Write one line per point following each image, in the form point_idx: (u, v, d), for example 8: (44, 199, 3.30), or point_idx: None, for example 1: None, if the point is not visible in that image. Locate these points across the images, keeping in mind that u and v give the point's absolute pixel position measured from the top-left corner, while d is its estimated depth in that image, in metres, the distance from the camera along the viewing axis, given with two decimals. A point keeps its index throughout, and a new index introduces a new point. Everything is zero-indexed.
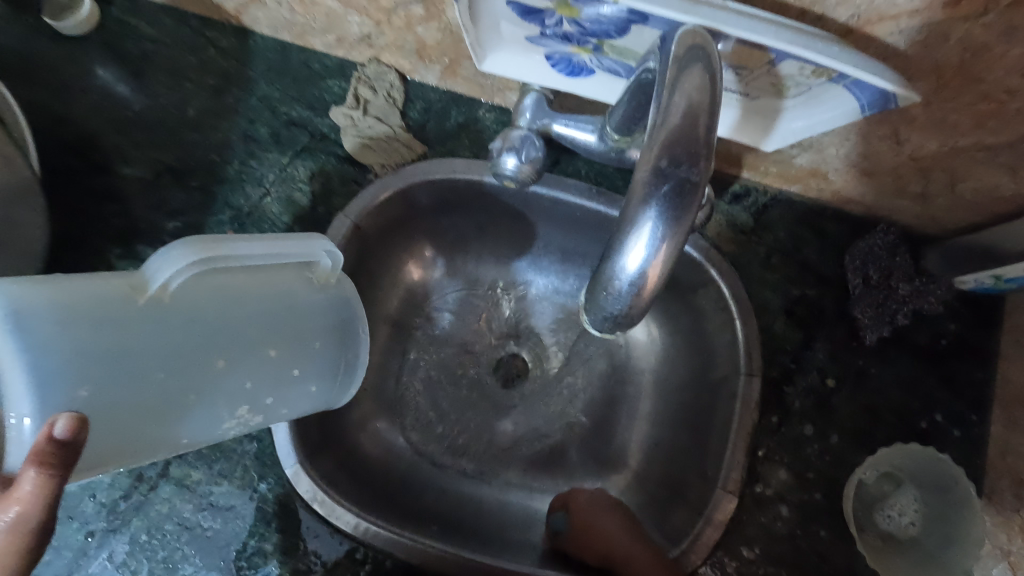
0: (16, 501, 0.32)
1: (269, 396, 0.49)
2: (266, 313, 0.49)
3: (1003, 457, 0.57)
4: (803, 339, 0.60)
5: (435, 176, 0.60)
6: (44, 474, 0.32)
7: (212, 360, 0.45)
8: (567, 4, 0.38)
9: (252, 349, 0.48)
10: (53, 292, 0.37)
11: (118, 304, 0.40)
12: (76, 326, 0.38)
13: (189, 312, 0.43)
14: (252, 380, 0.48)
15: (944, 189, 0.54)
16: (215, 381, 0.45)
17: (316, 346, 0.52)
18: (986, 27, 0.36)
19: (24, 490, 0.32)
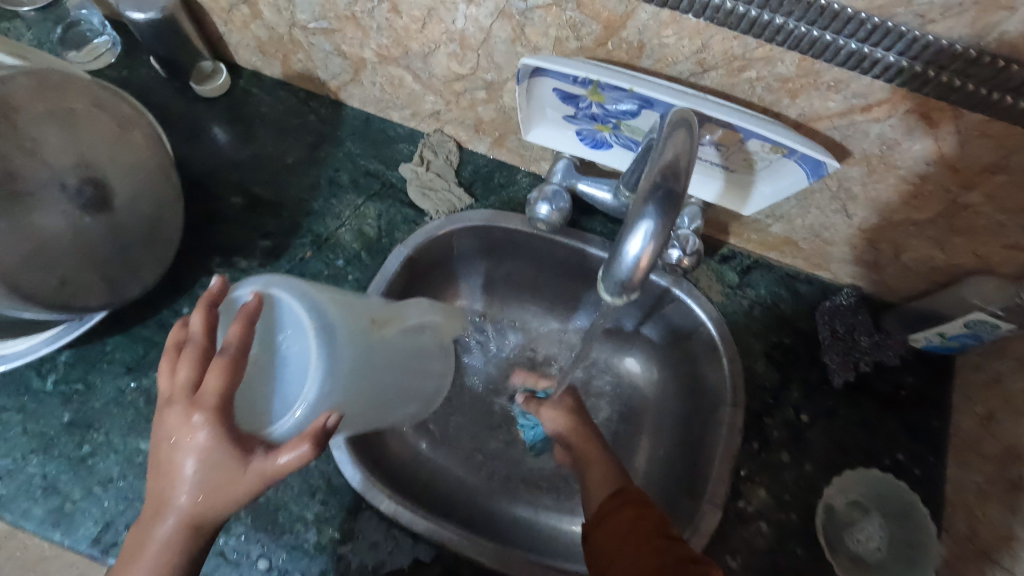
0: (283, 459, 0.40)
1: (398, 413, 0.60)
2: (426, 356, 0.60)
3: (958, 495, 0.64)
4: (781, 379, 0.71)
5: (476, 224, 0.73)
6: (308, 453, 0.40)
7: (394, 384, 0.55)
8: (597, 92, 0.53)
9: (412, 381, 0.59)
10: (340, 311, 0.48)
11: (368, 330, 0.50)
12: (351, 336, 0.47)
13: (397, 344, 0.54)
14: (400, 405, 0.59)
15: (891, 258, 0.67)
16: (389, 399, 0.55)
17: (428, 393, 0.64)
18: (894, 129, 0.50)
19: (291, 457, 0.40)
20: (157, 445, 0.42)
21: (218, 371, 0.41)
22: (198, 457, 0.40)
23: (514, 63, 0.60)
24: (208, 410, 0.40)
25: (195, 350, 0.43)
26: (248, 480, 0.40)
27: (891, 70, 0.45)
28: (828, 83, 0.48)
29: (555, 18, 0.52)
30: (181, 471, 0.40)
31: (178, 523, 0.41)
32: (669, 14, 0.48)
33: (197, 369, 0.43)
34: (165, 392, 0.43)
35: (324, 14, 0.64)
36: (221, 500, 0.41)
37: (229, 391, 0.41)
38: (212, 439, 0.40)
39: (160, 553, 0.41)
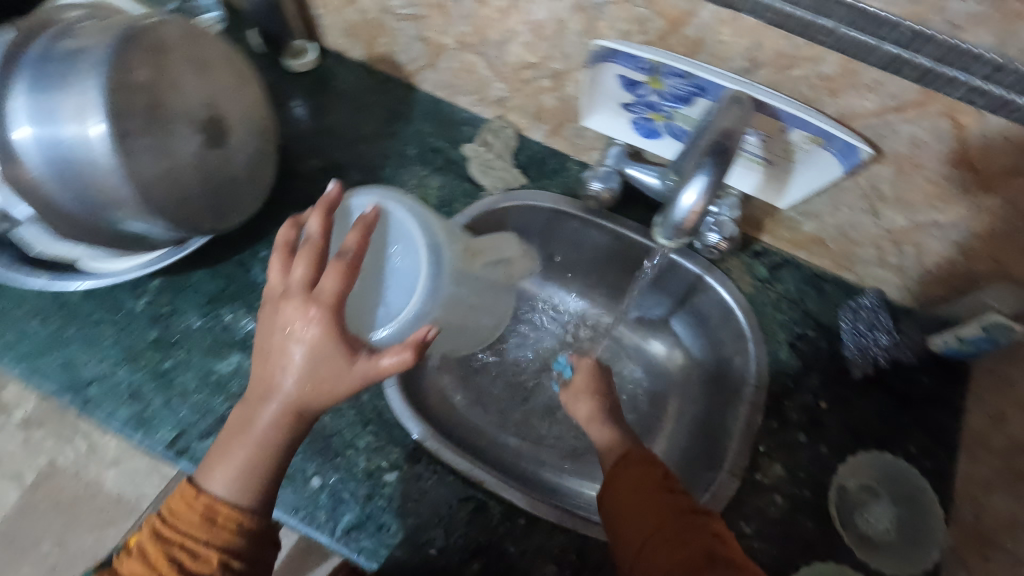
0: (385, 362, 0.49)
1: (465, 339, 0.73)
2: (495, 293, 0.72)
3: (965, 487, 0.67)
4: (802, 368, 0.75)
5: (528, 203, 0.80)
6: (404, 359, 0.49)
7: (469, 309, 0.68)
8: (655, 78, 0.60)
9: (480, 312, 0.71)
10: (442, 239, 0.61)
11: (459, 259, 0.64)
12: (445, 265, 0.61)
13: (478, 276, 0.67)
14: (468, 330, 0.72)
15: (914, 261, 0.71)
16: (462, 322, 0.69)
17: (485, 329, 0.75)
18: (922, 129, 0.56)
19: (393, 360, 0.49)
20: (270, 331, 0.51)
21: (335, 276, 0.50)
22: (308, 349, 0.49)
23: (581, 54, 0.67)
24: (325, 307, 0.49)
25: (313, 253, 0.53)
26: (351, 376, 0.49)
27: (926, 73, 0.51)
28: (866, 84, 0.54)
29: (625, 13, 0.60)
30: (289, 357, 0.49)
31: (282, 408, 0.50)
32: (729, 14, 0.55)
33: (312, 269, 0.52)
34: (282, 285, 0.52)
35: (414, 2, 0.72)
36: (322, 390, 0.49)
37: (343, 292, 0.50)
38: (324, 335, 0.49)
39: (263, 432, 0.51)
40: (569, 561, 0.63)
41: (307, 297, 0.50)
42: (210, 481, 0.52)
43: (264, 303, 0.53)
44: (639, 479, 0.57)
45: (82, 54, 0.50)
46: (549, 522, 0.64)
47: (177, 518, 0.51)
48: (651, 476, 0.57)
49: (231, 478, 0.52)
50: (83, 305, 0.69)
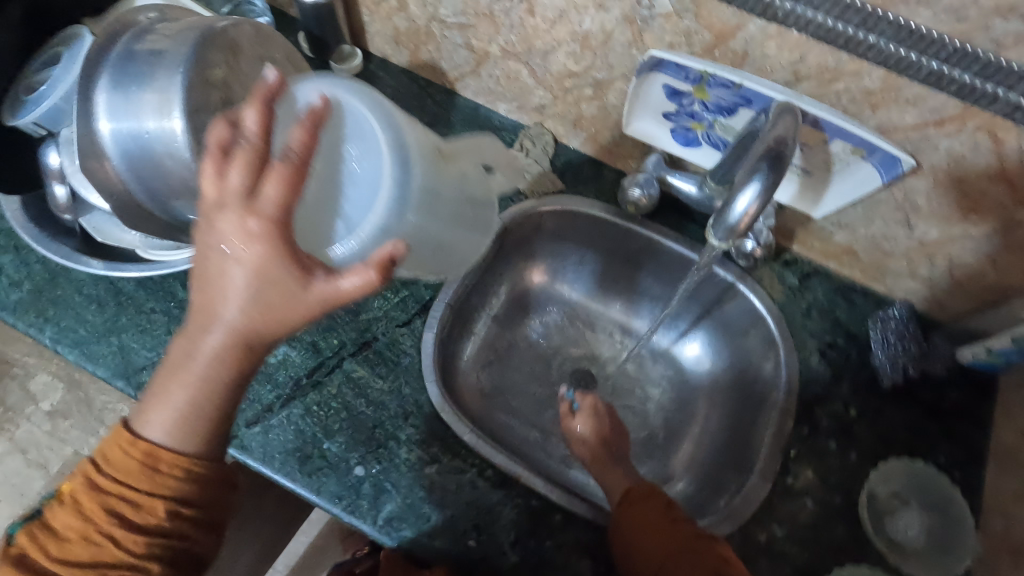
0: (344, 284, 0.43)
1: (442, 266, 0.66)
2: (464, 205, 0.62)
3: (995, 497, 0.68)
4: (832, 376, 0.76)
5: (565, 207, 0.82)
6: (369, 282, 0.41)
7: (451, 234, 0.62)
8: (702, 89, 0.63)
9: (456, 231, 0.63)
10: (403, 138, 0.54)
11: (426, 162, 0.56)
12: (412, 171, 0.54)
13: (448, 185, 0.59)
14: (446, 260, 0.65)
15: (945, 273, 0.73)
16: (441, 245, 0.62)
17: (457, 245, 0.64)
18: (961, 143, 0.58)
19: (352, 282, 0.43)
20: (214, 256, 0.44)
21: (278, 182, 0.42)
22: (248, 269, 0.43)
23: (626, 64, 0.69)
24: (266, 223, 0.42)
25: (245, 149, 0.42)
26: (304, 301, 0.44)
27: (966, 88, 0.53)
28: (907, 98, 0.56)
29: (672, 25, 0.62)
30: (227, 277, 0.44)
31: (226, 336, 0.46)
32: (776, 28, 0.57)
33: (249, 175, 0.42)
34: (214, 194, 0.42)
35: (464, 11, 0.75)
36: (270, 317, 0.45)
37: (287, 202, 0.42)
38: (266, 255, 0.43)
39: (206, 360, 0.48)
40: (604, 556, 0.64)
41: (248, 209, 0.42)
42: (153, 424, 0.49)
43: (199, 217, 0.45)
44: (644, 517, 0.58)
45: (164, 54, 0.53)
46: (585, 518, 0.65)
47: (116, 468, 0.49)
48: (654, 509, 0.58)
49: (173, 420, 0.49)
50: (138, 293, 0.71)
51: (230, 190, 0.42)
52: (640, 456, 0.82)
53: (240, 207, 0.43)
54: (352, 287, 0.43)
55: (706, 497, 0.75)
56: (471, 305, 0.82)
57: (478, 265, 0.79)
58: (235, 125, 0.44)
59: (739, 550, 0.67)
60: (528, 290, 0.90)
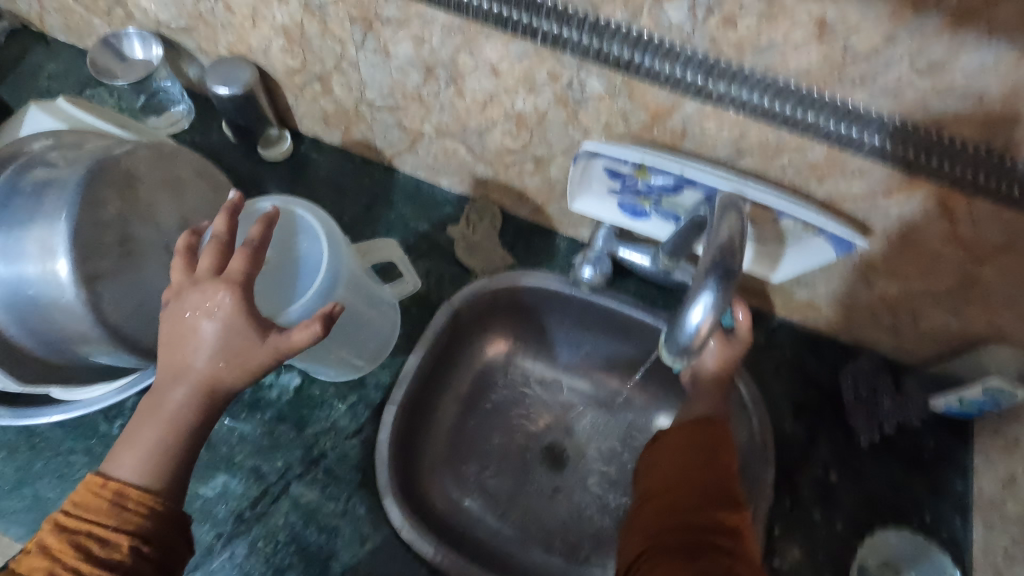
0: (294, 336, 0.45)
1: (355, 344, 0.70)
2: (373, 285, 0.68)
3: (985, 556, 0.65)
4: (809, 439, 0.74)
5: (520, 282, 0.79)
6: (316, 332, 0.45)
7: (368, 313, 0.69)
8: (643, 171, 0.60)
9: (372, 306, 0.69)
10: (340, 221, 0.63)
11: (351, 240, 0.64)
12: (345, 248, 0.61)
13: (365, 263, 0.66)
14: (360, 335, 0.70)
15: (910, 325, 0.70)
16: (359, 321, 0.68)
17: (368, 325, 0.70)
18: (910, 211, 0.56)
19: (302, 336, 0.45)
20: (176, 322, 0.45)
21: (243, 257, 0.46)
22: (216, 320, 0.44)
23: (565, 141, 0.66)
24: (235, 288, 0.45)
25: (216, 243, 0.47)
26: (263, 351, 0.44)
27: (911, 162, 0.51)
28: (852, 171, 0.54)
29: (606, 107, 0.59)
30: (197, 334, 0.44)
31: (191, 390, 0.45)
32: (713, 109, 0.54)
33: (216, 260, 0.46)
34: (179, 281, 0.45)
35: (391, 94, 0.71)
36: (235, 369, 0.45)
37: (252, 273, 0.46)
38: (236, 311, 0.44)
39: (177, 414, 0.45)
40: None
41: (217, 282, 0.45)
42: (119, 466, 0.45)
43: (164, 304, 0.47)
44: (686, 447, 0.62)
45: (46, 194, 0.47)
46: None
47: (81, 508, 0.43)
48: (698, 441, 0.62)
49: (139, 459, 0.44)
50: (55, 434, 0.65)
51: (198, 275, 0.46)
52: None
53: (211, 282, 0.45)
54: (302, 339, 0.45)
55: None
56: (427, 396, 0.77)
57: (430, 356, 0.74)
58: (201, 234, 0.50)
59: None
60: (490, 366, 0.85)
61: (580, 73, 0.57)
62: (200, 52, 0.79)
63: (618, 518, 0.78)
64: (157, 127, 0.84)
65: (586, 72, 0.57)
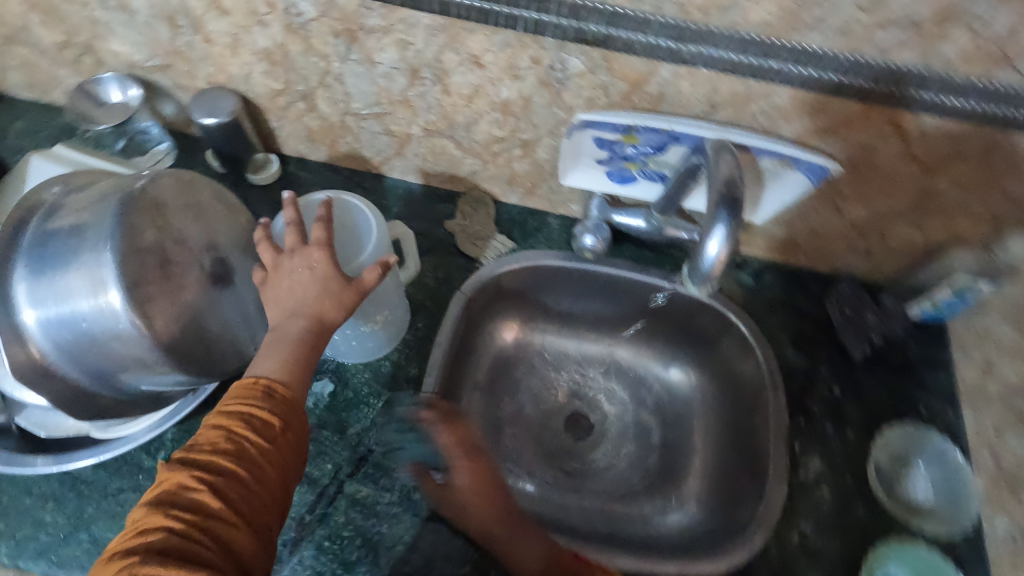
0: (367, 277, 0.54)
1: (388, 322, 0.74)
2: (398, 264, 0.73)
3: (979, 435, 0.72)
4: (809, 362, 0.80)
5: (523, 263, 0.82)
6: (384, 270, 0.55)
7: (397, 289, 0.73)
8: (631, 134, 0.65)
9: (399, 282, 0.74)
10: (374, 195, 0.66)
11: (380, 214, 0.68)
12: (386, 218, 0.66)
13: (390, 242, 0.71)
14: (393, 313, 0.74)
15: (879, 244, 0.78)
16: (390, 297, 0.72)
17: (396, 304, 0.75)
18: (869, 137, 0.63)
19: (372, 276, 0.54)
20: (277, 281, 0.54)
21: (320, 225, 0.55)
22: (309, 271, 0.53)
23: (551, 122, 0.71)
24: (322, 247, 0.54)
25: (292, 221, 0.56)
26: (350, 291, 0.53)
27: (866, 91, 0.57)
28: (816, 106, 0.60)
29: (587, 82, 0.64)
30: (296, 285, 0.53)
31: (304, 321, 0.52)
32: (686, 70, 0.60)
33: (296, 234, 0.56)
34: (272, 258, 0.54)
35: (378, 101, 0.74)
36: (330, 309, 0.53)
37: (328, 235, 0.55)
38: (325, 262, 0.53)
39: (298, 340, 0.51)
40: None
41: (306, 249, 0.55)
42: (262, 369, 0.50)
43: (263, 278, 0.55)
44: None
45: (85, 232, 0.49)
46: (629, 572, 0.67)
47: (236, 398, 0.48)
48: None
49: (284, 363, 0.51)
50: (99, 476, 0.65)
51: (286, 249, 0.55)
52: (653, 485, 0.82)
53: (297, 249, 0.54)
54: (374, 278, 0.55)
55: (726, 507, 0.76)
56: (455, 384, 0.81)
57: (453, 343, 0.78)
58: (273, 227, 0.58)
59: (778, 561, 0.67)
60: (506, 350, 0.89)
61: (561, 54, 0.62)
62: (177, 88, 0.80)
63: (647, 467, 0.84)
64: (138, 165, 0.83)
65: (566, 52, 0.61)
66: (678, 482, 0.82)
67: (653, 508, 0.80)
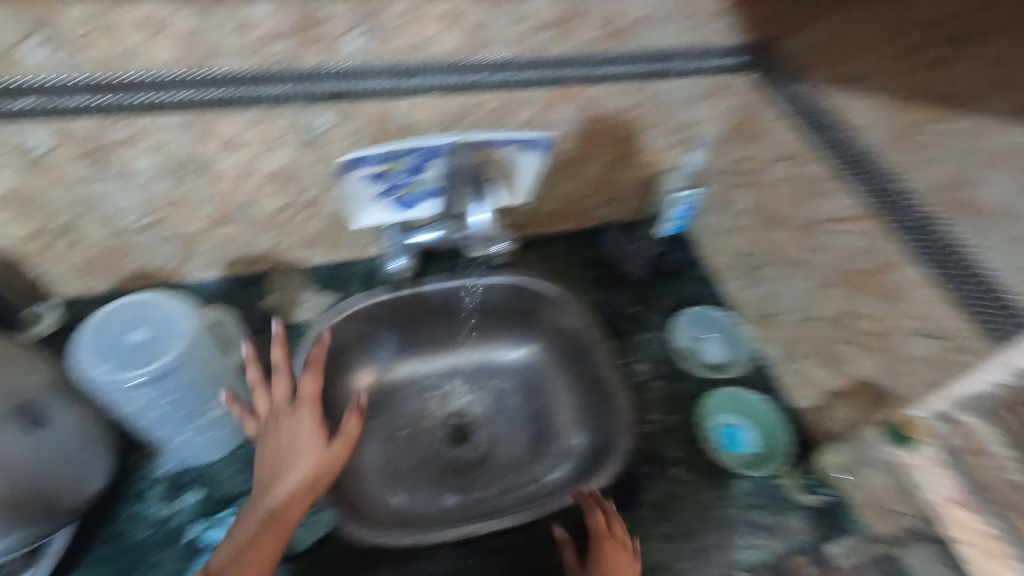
0: (351, 425, 0.68)
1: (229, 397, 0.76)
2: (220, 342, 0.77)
3: (735, 295, 0.95)
4: (610, 296, 0.98)
5: (347, 311, 0.87)
6: (358, 418, 0.68)
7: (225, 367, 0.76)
8: (391, 163, 0.76)
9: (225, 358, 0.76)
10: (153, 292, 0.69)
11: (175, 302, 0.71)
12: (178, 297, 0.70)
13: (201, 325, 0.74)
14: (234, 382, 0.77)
15: (616, 189, 0.99)
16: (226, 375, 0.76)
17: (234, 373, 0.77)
18: (569, 111, 0.82)
19: (354, 425, 0.68)
20: (276, 440, 0.67)
21: (311, 379, 0.73)
22: (302, 430, 0.68)
23: (324, 177, 0.79)
24: (311, 404, 0.71)
25: (281, 377, 0.73)
26: (338, 446, 0.67)
27: (549, 78, 0.76)
28: (522, 99, 0.77)
29: (340, 134, 0.74)
30: (291, 444, 0.66)
31: (298, 480, 0.63)
32: (420, 98, 0.73)
33: (287, 389, 0.73)
34: (270, 408, 0.70)
35: (149, 210, 0.75)
36: (321, 466, 0.65)
37: (315, 394, 0.72)
38: (314, 421, 0.69)
39: (278, 512, 0.61)
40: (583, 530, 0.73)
41: (296, 406, 0.70)
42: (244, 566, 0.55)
43: (259, 428, 0.69)
44: None
45: None
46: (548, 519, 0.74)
47: None
48: None
49: (261, 563, 0.56)
50: None
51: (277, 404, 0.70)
52: (535, 448, 0.93)
53: (289, 406, 0.70)
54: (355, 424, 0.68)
55: (594, 433, 0.89)
56: None
57: None
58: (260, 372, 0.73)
59: (644, 451, 0.81)
60: (370, 396, 0.95)
61: (309, 116, 0.71)
62: None
63: (525, 437, 0.94)
64: None
65: (313, 113, 0.70)
66: (559, 438, 0.94)
67: (540, 467, 0.91)
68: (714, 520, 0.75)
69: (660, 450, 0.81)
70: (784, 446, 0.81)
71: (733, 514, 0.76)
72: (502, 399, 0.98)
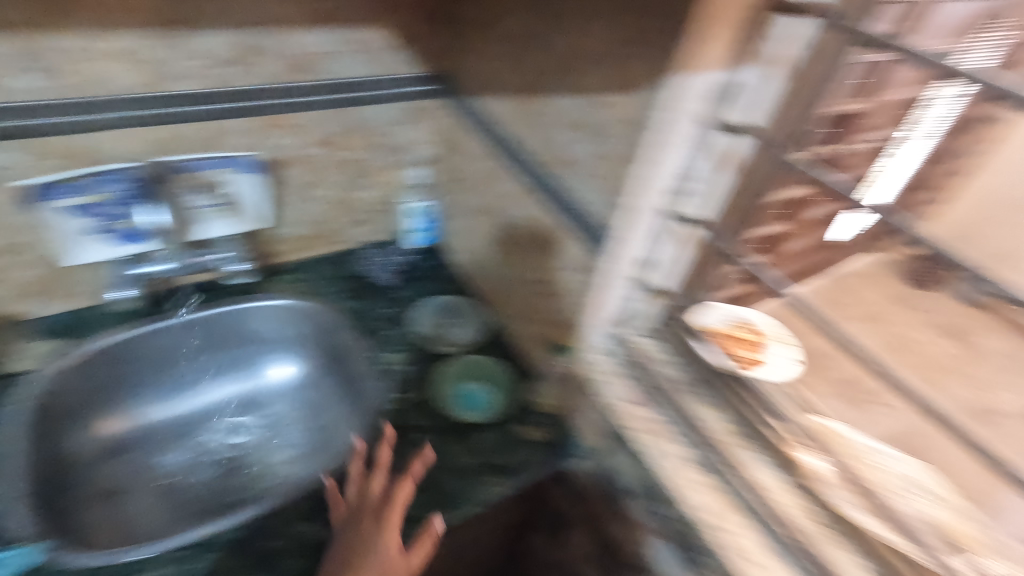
0: (438, 523, 0.71)
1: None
2: None
3: (476, 284, 1.08)
4: (364, 304, 1.06)
5: (74, 356, 0.86)
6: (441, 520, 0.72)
7: None
8: (89, 194, 0.81)
9: None
10: None
11: None
12: None
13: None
14: None
15: (359, 209, 1.11)
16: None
17: None
18: (279, 138, 0.92)
19: (439, 526, 0.71)
20: (369, 522, 0.69)
21: (380, 476, 0.75)
22: (379, 541, 0.67)
23: (27, 219, 0.81)
24: (394, 501, 0.71)
25: (355, 467, 0.77)
26: (413, 559, 0.67)
27: (246, 108, 0.86)
28: (225, 129, 0.86)
29: (30, 171, 0.76)
30: (366, 546, 0.66)
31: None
32: (117, 132, 0.79)
33: (380, 476, 0.75)
34: (375, 501, 0.72)
35: None
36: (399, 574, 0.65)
37: (402, 497, 0.71)
38: (381, 536, 0.67)
39: None
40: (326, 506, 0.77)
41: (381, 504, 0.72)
42: None
43: (333, 507, 0.73)
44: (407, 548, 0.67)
45: None
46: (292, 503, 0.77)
47: None
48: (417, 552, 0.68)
49: None
50: None
51: (370, 499, 0.73)
52: (304, 454, 0.98)
53: (368, 511, 0.71)
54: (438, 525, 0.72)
55: (353, 425, 0.96)
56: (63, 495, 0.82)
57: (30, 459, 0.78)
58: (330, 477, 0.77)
59: (392, 427, 0.87)
60: (120, 442, 0.93)
61: None
62: None
63: (294, 446, 0.99)
64: None
65: None
66: (330, 440, 0.99)
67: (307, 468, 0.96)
68: (454, 471, 0.83)
69: (406, 424, 0.88)
70: (503, 394, 0.93)
71: (471, 463, 0.84)
72: (270, 416, 1.01)
